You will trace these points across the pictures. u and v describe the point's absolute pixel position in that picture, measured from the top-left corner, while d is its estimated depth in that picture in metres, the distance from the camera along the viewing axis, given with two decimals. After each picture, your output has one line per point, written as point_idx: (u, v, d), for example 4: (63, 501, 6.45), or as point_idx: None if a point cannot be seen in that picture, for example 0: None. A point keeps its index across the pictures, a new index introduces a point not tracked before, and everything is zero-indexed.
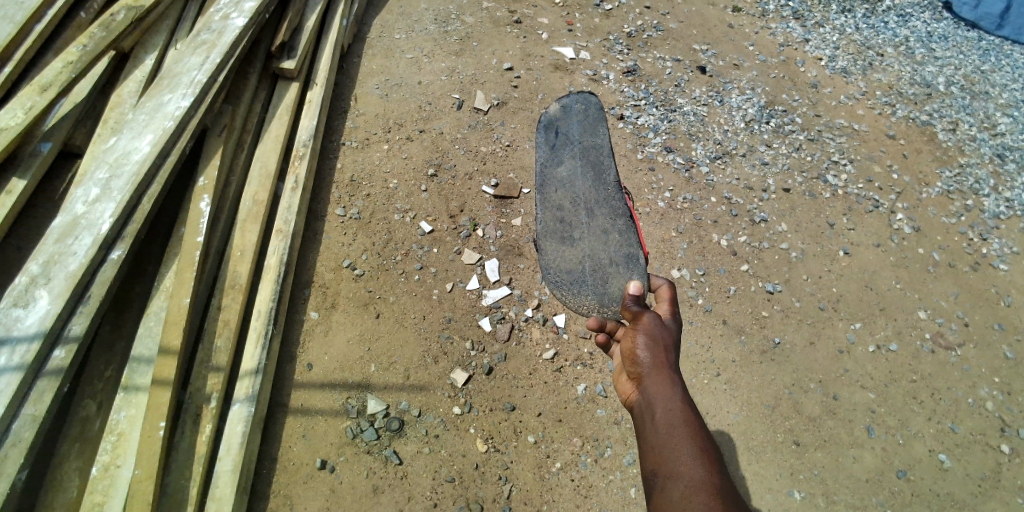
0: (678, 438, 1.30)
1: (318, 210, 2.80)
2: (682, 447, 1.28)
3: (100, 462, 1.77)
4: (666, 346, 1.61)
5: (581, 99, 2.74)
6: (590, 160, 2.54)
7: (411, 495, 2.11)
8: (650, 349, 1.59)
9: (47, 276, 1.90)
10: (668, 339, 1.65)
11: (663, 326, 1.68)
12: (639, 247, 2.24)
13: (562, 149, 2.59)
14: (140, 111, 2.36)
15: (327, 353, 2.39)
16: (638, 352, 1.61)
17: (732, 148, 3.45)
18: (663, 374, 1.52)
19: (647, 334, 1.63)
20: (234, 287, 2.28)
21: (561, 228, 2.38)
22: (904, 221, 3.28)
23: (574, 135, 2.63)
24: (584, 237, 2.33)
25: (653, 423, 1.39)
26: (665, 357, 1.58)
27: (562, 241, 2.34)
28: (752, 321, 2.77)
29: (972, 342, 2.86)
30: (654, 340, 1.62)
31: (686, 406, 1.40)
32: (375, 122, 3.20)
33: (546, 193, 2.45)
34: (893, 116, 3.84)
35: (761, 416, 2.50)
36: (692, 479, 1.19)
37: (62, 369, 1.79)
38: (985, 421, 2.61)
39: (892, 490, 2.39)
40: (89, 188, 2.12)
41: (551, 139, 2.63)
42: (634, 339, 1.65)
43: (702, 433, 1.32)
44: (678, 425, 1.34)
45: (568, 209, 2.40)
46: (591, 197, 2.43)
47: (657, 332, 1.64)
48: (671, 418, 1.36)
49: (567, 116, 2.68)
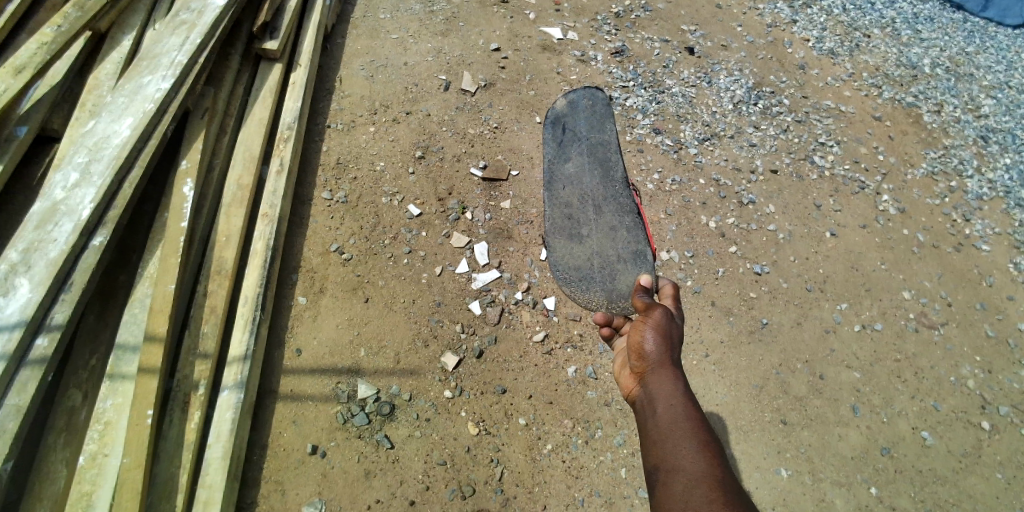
0: (680, 432, 1.31)
1: (304, 194, 2.76)
2: (684, 441, 1.28)
3: (87, 452, 1.75)
4: (670, 342, 1.62)
5: (587, 96, 3.42)
6: (596, 160, 3.15)
7: (403, 479, 2.12)
8: (655, 345, 1.60)
9: (28, 263, 1.86)
10: (673, 336, 1.66)
11: (669, 323, 1.69)
12: (642, 245, 2.87)
13: (569, 147, 3.17)
14: (118, 94, 2.30)
15: (316, 338, 2.37)
16: (642, 348, 1.62)
17: (721, 130, 3.44)
18: (666, 370, 1.53)
19: (652, 331, 1.63)
20: (220, 273, 2.24)
21: (570, 225, 2.89)
22: (890, 202, 3.31)
23: (580, 132, 3.24)
24: (592, 234, 2.87)
25: (656, 418, 1.40)
26: (669, 353, 1.58)
27: (571, 238, 2.83)
28: (740, 302, 2.79)
29: (954, 321, 2.91)
30: (660, 336, 1.63)
31: (688, 401, 1.41)
32: (361, 104, 3.15)
33: (554, 190, 2.97)
34: (880, 97, 3.86)
35: (748, 396, 2.54)
36: (692, 472, 1.20)
37: (46, 357, 1.76)
38: (966, 399, 2.67)
39: (875, 467, 2.44)
40: (68, 173, 2.07)
41: (559, 136, 3.21)
42: (639, 335, 1.65)
43: (704, 427, 1.32)
44: (681, 420, 1.35)
45: (577, 208, 2.94)
46: (598, 195, 3.01)
47: (663, 328, 1.65)
48: (673, 414, 1.37)
49: (574, 112, 3.33)
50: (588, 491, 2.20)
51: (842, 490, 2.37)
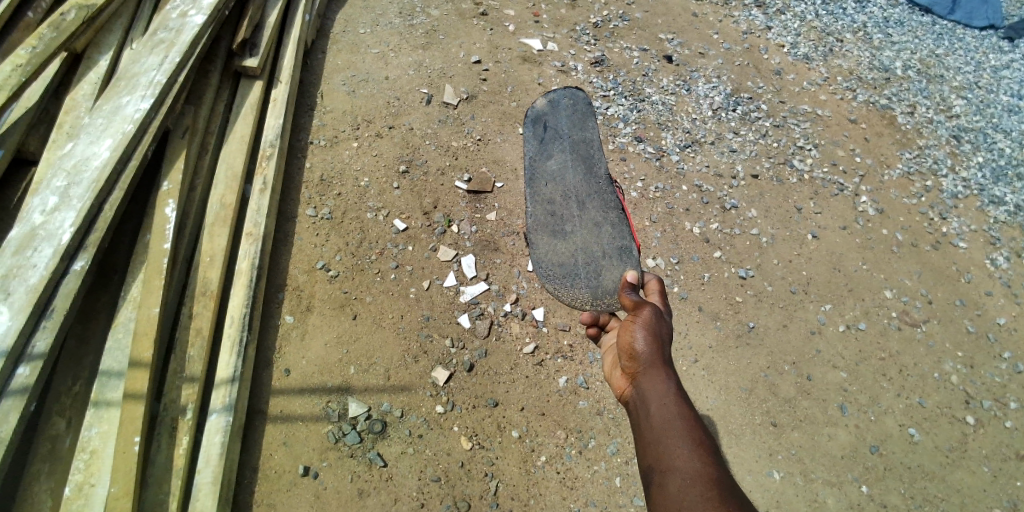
0: (674, 433, 1.32)
1: (288, 211, 2.74)
2: (677, 441, 1.29)
3: (72, 482, 1.71)
4: (661, 342, 1.63)
5: (569, 96, 3.20)
6: (579, 155, 2.92)
7: (397, 497, 2.09)
8: (645, 345, 1.61)
9: (6, 289, 1.82)
10: (663, 335, 1.67)
11: (658, 322, 1.70)
12: (631, 240, 2.58)
13: (550, 143, 2.98)
14: (97, 114, 2.27)
15: (304, 357, 2.35)
16: (633, 349, 1.63)
17: (701, 136, 3.49)
18: (658, 370, 1.53)
19: (643, 331, 1.64)
20: (205, 294, 2.21)
21: (553, 222, 2.73)
22: (868, 203, 3.38)
23: (562, 129, 3.03)
24: (575, 230, 2.65)
25: (649, 419, 1.40)
26: (659, 353, 1.59)
27: (554, 235, 2.68)
28: (726, 307, 2.81)
29: (935, 318, 2.96)
30: (650, 336, 1.64)
31: (680, 401, 1.42)
32: (343, 120, 3.14)
33: (536, 186, 2.82)
34: (854, 100, 3.94)
35: (738, 400, 2.55)
36: (687, 469, 1.21)
37: (27, 387, 1.72)
38: (950, 395, 2.72)
39: (865, 465, 2.46)
40: (46, 197, 2.03)
41: (540, 134, 3.03)
42: (630, 336, 1.66)
43: (698, 427, 1.33)
44: (673, 420, 1.36)
45: (560, 204, 2.75)
46: (580, 189, 2.78)
47: (652, 328, 1.66)
48: (666, 414, 1.38)
49: (554, 111, 3.12)
50: (583, 501, 2.19)
51: (834, 490, 2.39)
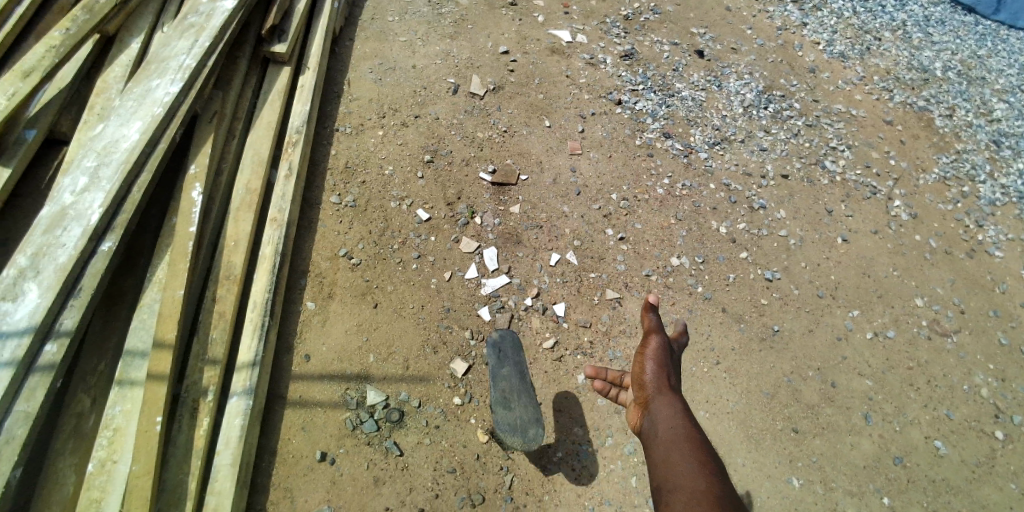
0: (680, 451, 1.31)
1: (313, 198, 2.75)
2: (682, 458, 1.28)
3: (95, 458, 1.74)
4: (670, 370, 1.65)
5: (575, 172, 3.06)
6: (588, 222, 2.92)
7: (412, 487, 2.10)
8: (654, 371, 1.62)
9: (36, 268, 1.87)
10: (672, 362, 1.69)
11: (668, 350, 1.72)
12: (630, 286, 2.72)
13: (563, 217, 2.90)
14: (127, 97, 2.31)
15: (325, 343, 2.36)
16: (642, 376, 1.64)
17: (731, 133, 3.41)
18: (666, 394, 1.54)
19: (653, 358, 1.66)
20: (229, 278, 2.23)
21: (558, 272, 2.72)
22: (901, 208, 3.28)
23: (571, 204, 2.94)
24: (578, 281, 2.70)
25: (656, 440, 1.40)
26: (668, 379, 1.61)
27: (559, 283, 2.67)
28: (751, 309, 2.76)
29: (967, 329, 2.87)
30: (660, 363, 1.65)
31: (687, 423, 1.41)
32: (369, 108, 3.14)
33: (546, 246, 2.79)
34: (891, 101, 3.82)
35: (760, 404, 2.50)
36: (691, 485, 1.19)
37: (54, 363, 1.76)
38: (979, 408, 2.63)
39: (888, 477, 2.40)
40: (76, 177, 2.08)
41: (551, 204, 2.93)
42: (641, 364, 1.68)
43: (704, 447, 1.32)
44: (680, 439, 1.35)
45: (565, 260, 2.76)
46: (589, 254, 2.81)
47: (662, 355, 1.68)
48: (673, 434, 1.38)
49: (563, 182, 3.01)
50: (598, 499, 2.17)
51: (855, 500, 2.33)
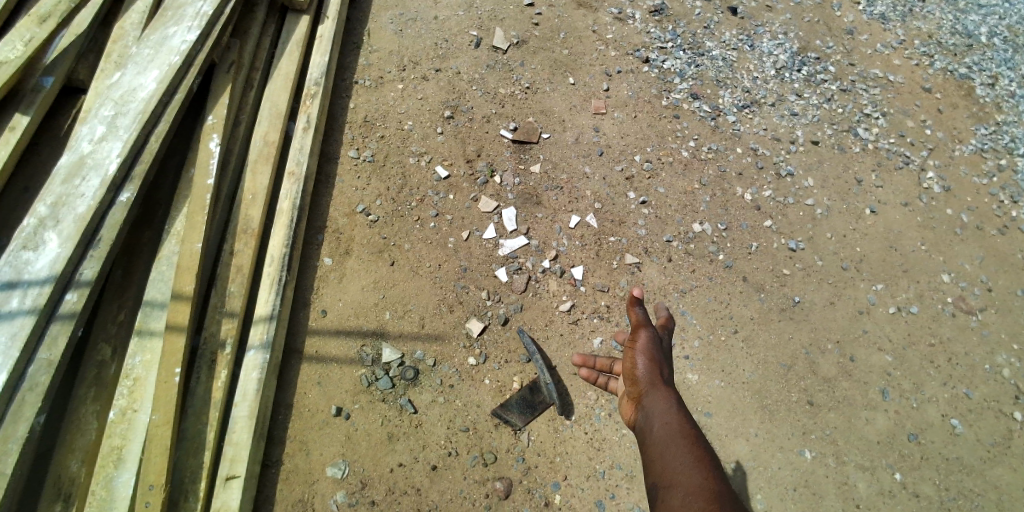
0: (676, 450, 1.29)
1: (331, 152, 2.70)
2: (679, 456, 1.26)
3: (117, 407, 1.77)
4: (662, 363, 1.61)
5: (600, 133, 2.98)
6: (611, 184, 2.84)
7: (425, 444, 2.12)
8: (645, 365, 1.58)
9: (55, 218, 1.86)
10: (664, 354, 1.64)
11: (659, 342, 1.67)
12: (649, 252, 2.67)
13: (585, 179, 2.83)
14: (144, 45, 2.27)
15: (341, 299, 2.36)
16: (634, 372, 1.60)
17: (761, 96, 3.28)
18: (660, 390, 1.51)
19: (643, 352, 1.61)
20: (246, 232, 2.21)
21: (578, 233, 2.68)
22: (935, 180, 3.15)
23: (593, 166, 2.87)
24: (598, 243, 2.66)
25: (652, 440, 1.38)
26: (661, 373, 1.57)
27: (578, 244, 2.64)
28: (772, 279, 2.70)
29: (993, 307, 2.79)
30: (652, 357, 1.60)
31: (683, 420, 1.39)
32: (389, 60, 3.05)
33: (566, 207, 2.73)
34: (931, 67, 3.63)
35: (775, 375, 2.47)
36: (685, 483, 1.18)
37: (75, 313, 1.77)
38: (1000, 388, 2.58)
39: (900, 453, 2.38)
40: (94, 126, 2.05)
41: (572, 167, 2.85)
42: (631, 359, 1.63)
43: (701, 444, 1.30)
44: (676, 437, 1.33)
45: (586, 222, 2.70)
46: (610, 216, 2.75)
47: (653, 347, 1.63)
48: (669, 432, 1.35)
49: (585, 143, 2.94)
50: (609, 463, 2.18)
51: (865, 474, 2.32)
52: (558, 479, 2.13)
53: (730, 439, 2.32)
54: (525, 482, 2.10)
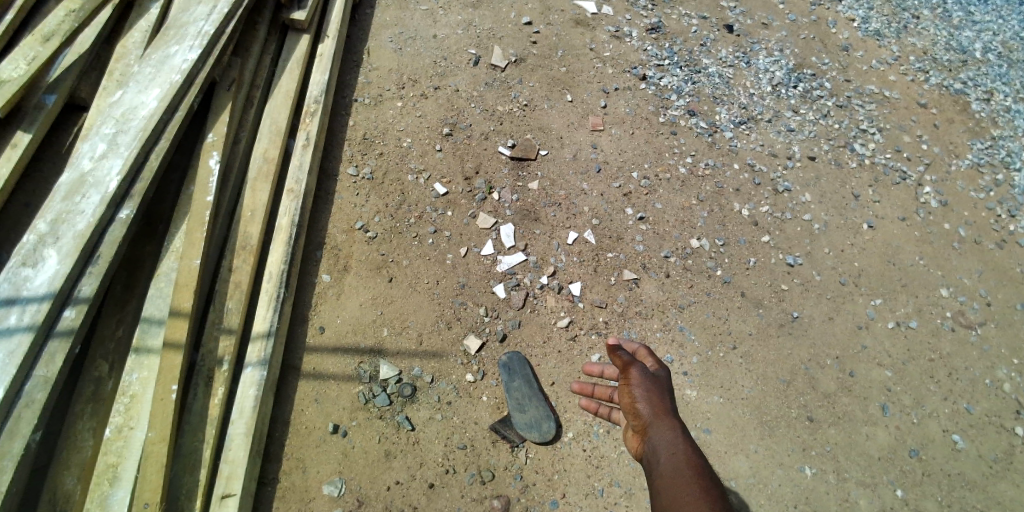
0: (683, 482, 1.28)
1: (330, 169, 2.72)
2: (686, 489, 1.26)
3: (113, 424, 1.77)
4: (662, 393, 1.59)
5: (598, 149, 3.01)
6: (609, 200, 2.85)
7: (423, 461, 2.11)
8: (645, 399, 1.56)
9: (55, 234, 1.88)
10: (662, 385, 1.61)
11: (654, 374, 1.64)
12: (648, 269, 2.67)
13: (583, 196, 2.84)
14: (146, 63, 2.31)
15: (339, 316, 2.36)
16: (634, 405, 1.58)
17: (758, 113, 3.30)
18: (664, 420, 1.49)
19: (640, 386, 1.58)
20: (245, 248, 2.22)
21: (577, 249, 2.68)
22: (931, 194, 3.17)
23: (591, 183, 2.89)
24: (596, 260, 2.66)
25: (660, 473, 1.36)
26: (663, 404, 1.55)
27: (577, 261, 2.65)
28: (771, 294, 2.71)
29: (993, 321, 2.79)
30: (650, 389, 1.58)
31: (690, 450, 1.39)
32: (389, 78, 3.08)
33: (565, 223, 2.75)
34: (926, 83, 3.66)
35: (775, 390, 2.47)
36: None
37: (72, 329, 1.77)
38: (1001, 403, 2.56)
39: (902, 469, 2.36)
40: (96, 144, 2.08)
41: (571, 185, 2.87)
42: (628, 393, 1.60)
43: (707, 475, 1.30)
44: (682, 468, 1.33)
45: (585, 238, 2.71)
46: (609, 232, 2.75)
47: (649, 380, 1.60)
48: (676, 464, 1.35)
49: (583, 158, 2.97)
50: (608, 481, 2.16)
51: (867, 490, 2.30)
52: (557, 497, 2.11)
53: (729, 455, 2.30)
54: (523, 499, 2.09)
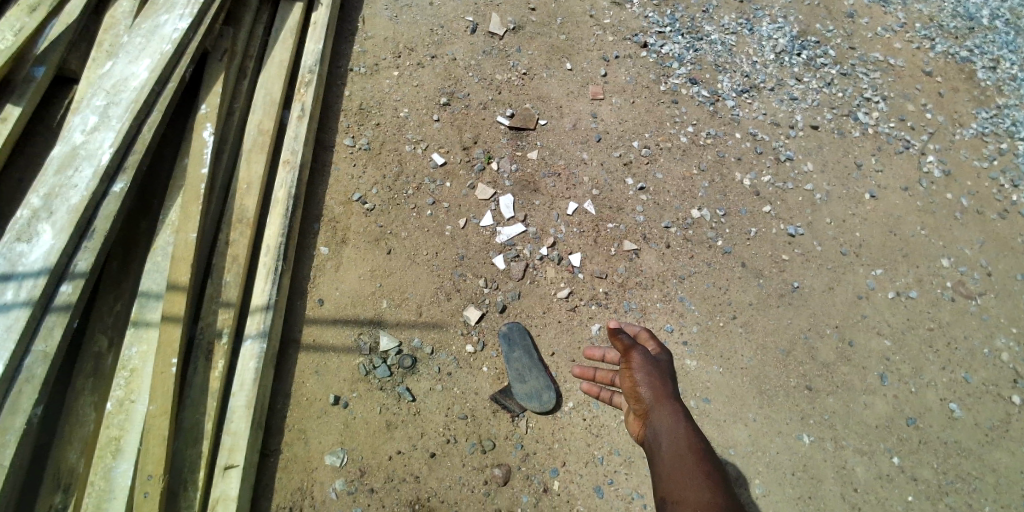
0: (684, 468, 1.30)
1: (326, 140, 2.68)
2: (688, 475, 1.27)
3: (114, 398, 1.78)
4: (663, 377, 1.59)
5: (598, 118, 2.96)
6: (610, 171, 2.81)
7: (423, 431, 2.13)
8: (646, 383, 1.56)
9: (49, 209, 1.85)
10: (663, 369, 1.62)
11: (656, 357, 1.64)
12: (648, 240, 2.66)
13: (583, 167, 2.80)
14: (135, 33, 2.25)
15: (338, 288, 2.35)
16: (635, 390, 1.58)
17: (760, 81, 3.25)
18: (665, 405, 1.50)
19: (641, 370, 1.58)
20: (241, 222, 2.20)
21: (577, 220, 2.66)
22: (935, 164, 3.13)
23: (591, 153, 2.85)
24: (596, 231, 2.64)
25: (661, 458, 1.38)
26: (664, 388, 1.55)
27: (577, 232, 2.63)
28: (771, 264, 2.69)
29: (993, 292, 2.78)
30: (651, 373, 1.58)
31: (692, 435, 1.40)
32: (384, 47, 3.01)
33: (564, 195, 2.71)
34: (932, 50, 3.59)
35: (774, 360, 2.47)
36: (697, 503, 1.19)
37: (70, 304, 1.76)
38: (999, 373, 2.57)
39: (899, 437, 2.38)
40: (87, 117, 2.04)
41: (570, 156, 2.83)
42: (629, 377, 1.60)
43: (708, 460, 1.31)
44: (684, 454, 1.34)
45: (585, 209, 2.69)
46: (609, 202, 2.73)
47: (650, 364, 1.60)
48: (677, 450, 1.36)
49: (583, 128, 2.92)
50: (607, 449, 2.18)
51: (864, 458, 2.32)
52: (557, 466, 2.13)
53: (728, 424, 2.32)
54: (523, 468, 2.11)
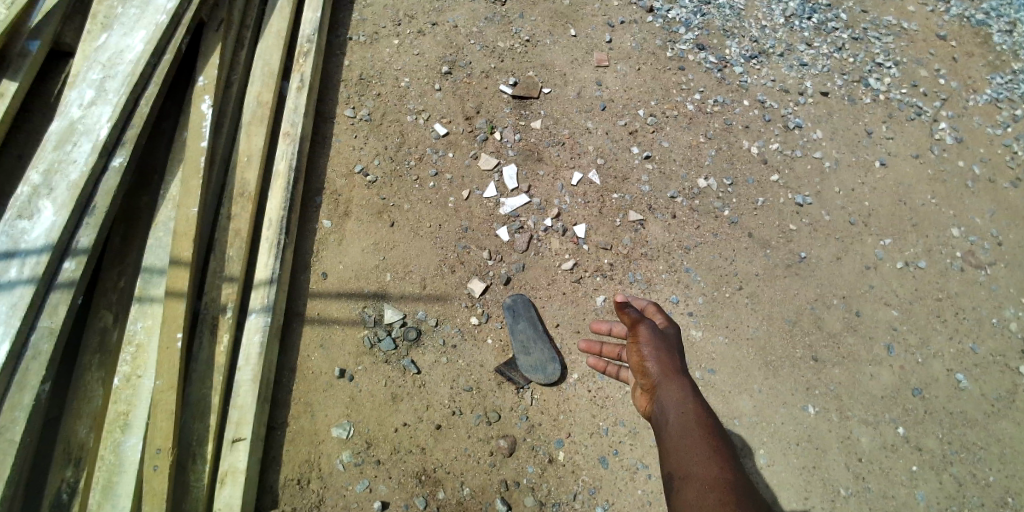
0: (691, 442, 1.30)
1: (326, 112, 2.63)
2: (695, 449, 1.27)
3: (121, 374, 1.78)
4: (672, 351, 1.58)
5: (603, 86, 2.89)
6: (615, 140, 2.76)
7: (429, 403, 2.13)
8: (654, 358, 1.55)
9: (49, 185, 1.83)
10: (671, 343, 1.60)
11: (664, 332, 1.63)
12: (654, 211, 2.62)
13: (588, 137, 2.75)
14: (129, 4, 2.20)
15: (342, 261, 2.34)
16: (643, 364, 1.57)
17: (770, 46, 3.15)
18: (673, 379, 1.49)
19: (649, 345, 1.57)
20: (243, 195, 2.17)
21: (581, 190, 2.62)
22: (947, 131, 3.06)
23: (596, 122, 2.79)
24: (601, 202, 2.60)
25: (669, 432, 1.37)
26: (672, 362, 1.54)
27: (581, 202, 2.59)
28: (778, 234, 2.66)
29: (1003, 261, 2.74)
30: (659, 347, 1.57)
31: (699, 410, 1.39)
32: (384, 14, 2.94)
33: (569, 165, 2.67)
34: (947, 14, 3.48)
35: (780, 331, 2.46)
36: (704, 477, 1.19)
37: (74, 281, 1.75)
38: (1007, 343, 2.55)
39: (905, 407, 2.38)
40: (83, 91, 1.99)
41: (575, 125, 2.77)
42: (637, 352, 1.59)
43: (716, 435, 1.31)
44: (691, 428, 1.34)
45: (590, 180, 2.64)
46: (614, 173, 2.68)
47: (658, 338, 1.59)
48: (685, 424, 1.36)
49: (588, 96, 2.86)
50: (612, 420, 2.18)
51: (869, 429, 2.32)
52: (562, 437, 2.14)
53: (733, 395, 2.32)
54: (529, 440, 2.12)
